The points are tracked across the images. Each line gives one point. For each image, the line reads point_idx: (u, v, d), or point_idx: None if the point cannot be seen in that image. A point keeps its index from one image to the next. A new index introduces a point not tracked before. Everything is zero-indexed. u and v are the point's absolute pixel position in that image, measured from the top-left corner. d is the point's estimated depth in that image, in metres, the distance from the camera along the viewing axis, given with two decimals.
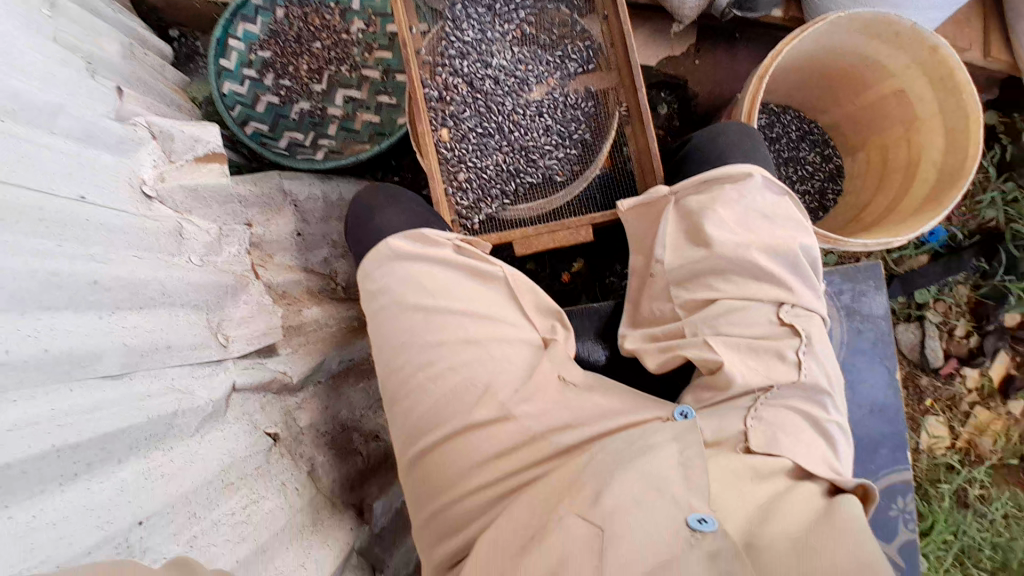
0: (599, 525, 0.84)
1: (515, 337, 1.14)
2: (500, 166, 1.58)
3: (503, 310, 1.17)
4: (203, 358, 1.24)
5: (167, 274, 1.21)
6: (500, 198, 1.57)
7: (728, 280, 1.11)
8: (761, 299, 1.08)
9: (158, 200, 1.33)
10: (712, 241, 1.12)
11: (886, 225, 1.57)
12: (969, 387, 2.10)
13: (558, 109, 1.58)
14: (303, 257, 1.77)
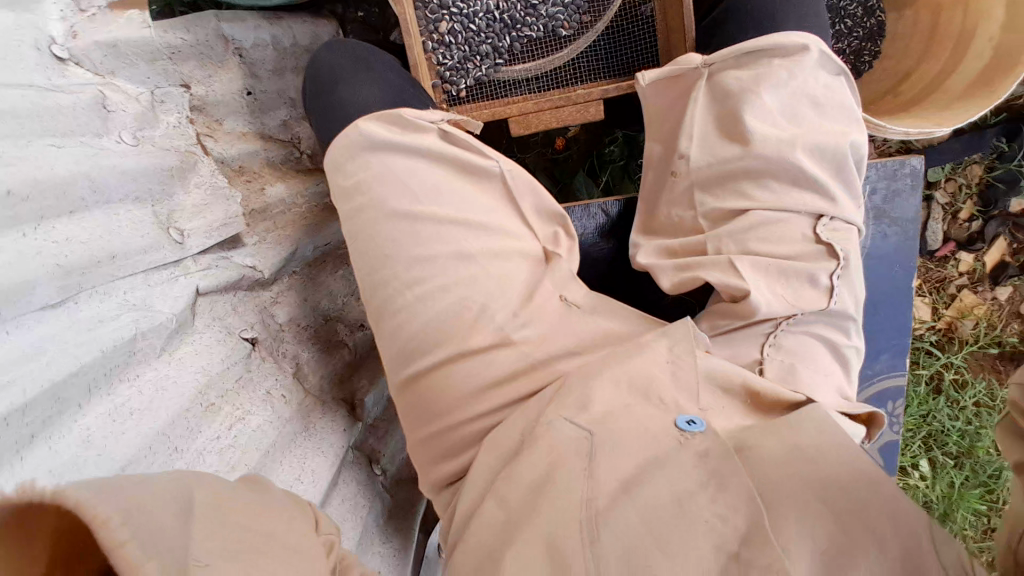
0: (588, 431, 0.81)
1: (514, 250, 1.02)
2: (492, 15, 1.29)
3: (501, 216, 1.04)
4: (160, 261, 1.10)
5: (92, 165, 1.00)
6: (493, 57, 1.30)
7: (765, 187, 0.97)
8: (797, 211, 0.96)
9: (70, 64, 1.11)
10: (751, 136, 0.96)
11: (922, 112, 1.45)
12: (960, 270, 2.18)
13: None
14: (257, 120, 1.51)
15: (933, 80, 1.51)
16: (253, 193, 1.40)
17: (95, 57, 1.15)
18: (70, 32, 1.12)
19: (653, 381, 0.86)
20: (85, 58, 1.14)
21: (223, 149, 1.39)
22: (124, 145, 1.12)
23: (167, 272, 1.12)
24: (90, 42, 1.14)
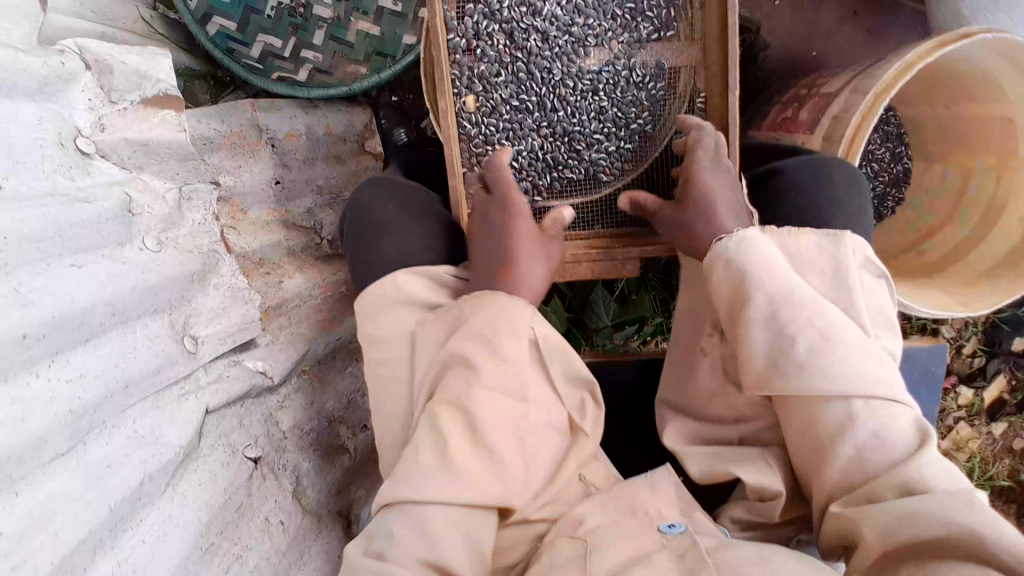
0: (584, 540, 0.88)
1: (544, 423, 0.99)
2: (532, 154, 1.26)
3: (533, 382, 1.00)
4: (171, 379, 1.06)
5: (115, 285, 0.97)
6: (530, 194, 1.27)
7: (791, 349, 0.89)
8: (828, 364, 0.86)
9: (96, 159, 1.05)
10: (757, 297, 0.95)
11: (943, 280, 1.43)
12: (959, 404, 2.19)
13: (620, 84, 1.24)
14: (282, 208, 1.48)
15: (960, 244, 1.48)
16: (270, 288, 1.37)
17: (122, 152, 1.09)
18: (99, 123, 1.07)
19: (638, 496, 0.95)
20: (112, 152, 1.08)
21: (246, 242, 1.36)
22: (145, 253, 1.08)
23: (179, 389, 1.08)
24: (120, 137, 1.08)
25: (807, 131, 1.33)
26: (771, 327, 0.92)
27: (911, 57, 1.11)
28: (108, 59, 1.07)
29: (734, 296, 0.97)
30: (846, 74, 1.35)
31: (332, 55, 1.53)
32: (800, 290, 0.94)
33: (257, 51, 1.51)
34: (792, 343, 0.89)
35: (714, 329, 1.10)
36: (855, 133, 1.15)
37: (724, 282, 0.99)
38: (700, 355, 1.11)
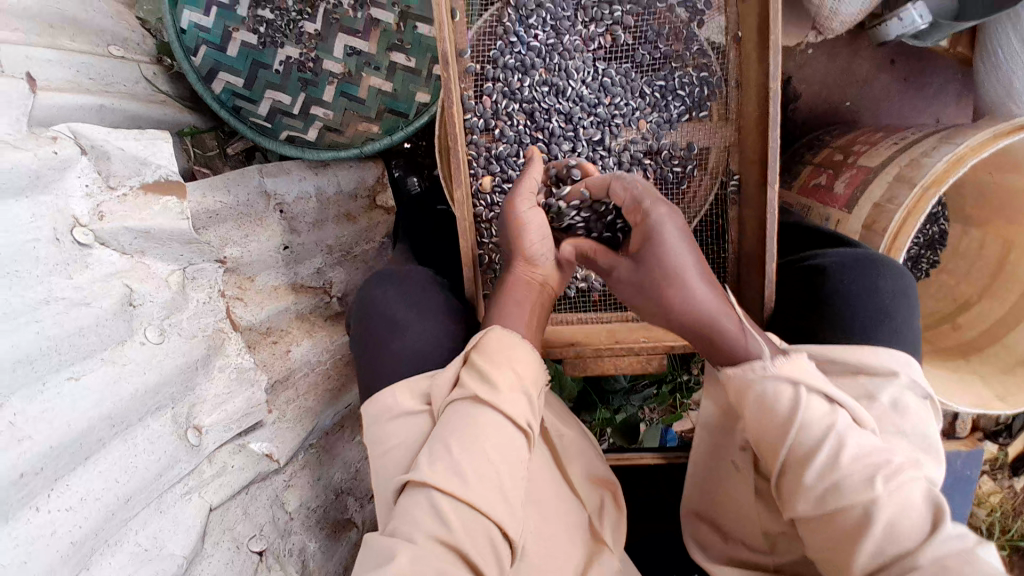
0: None
1: (556, 516, 0.94)
2: None
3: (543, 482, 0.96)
4: (173, 480, 1.05)
5: (117, 395, 0.94)
6: None
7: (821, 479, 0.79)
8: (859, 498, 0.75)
9: (95, 248, 1.00)
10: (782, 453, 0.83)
11: (975, 367, 1.36)
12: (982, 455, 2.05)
13: (649, 167, 1.12)
14: (290, 272, 1.43)
15: (995, 326, 1.39)
16: (277, 358, 1.33)
17: (124, 238, 1.04)
18: (97, 212, 1.01)
19: None
20: (112, 239, 1.03)
21: (253, 313, 1.31)
22: (148, 346, 1.04)
23: (182, 488, 1.07)
24: (120, 225, 1.02)
25: (841, 208, 1.26)
26: (797, 449, 0.82)
27: (960, 150, 1.06)
28: (105, 146, 1.03)
29: (759, 413, 0.86)
30: (890, 146, 1.26)
31: (343, 112, 1.47)
32: (819, 403, 0.83)
33: (264, 108, 1.45)
34: (808, 466, 0.80)
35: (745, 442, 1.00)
36: (897, 232, 1.10)
37: (759, 409, 0.86)
38: (738, 476, 1.01)
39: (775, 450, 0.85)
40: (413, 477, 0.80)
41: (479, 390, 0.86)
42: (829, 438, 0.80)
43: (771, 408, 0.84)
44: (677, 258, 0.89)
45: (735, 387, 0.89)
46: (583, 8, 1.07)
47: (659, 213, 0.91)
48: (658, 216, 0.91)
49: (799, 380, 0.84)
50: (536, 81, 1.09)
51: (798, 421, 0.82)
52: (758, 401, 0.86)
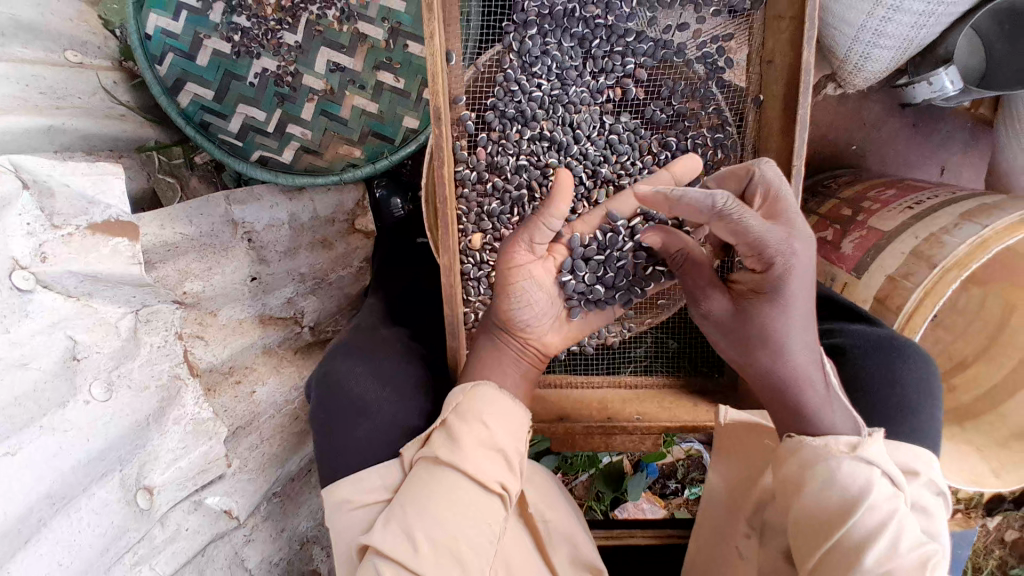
0: None
1: None
2: None
3: (526, 563, 0.89)
4: (121, 552, 0.96)
5: (60, 470, 0.84)
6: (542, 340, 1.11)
7: (822, 541, 0.74)
8: (855, 538, 0.72)
9: (39, 292, 0.86)
10: (824, 526, 0.75)
11: (968, 437, 1.29)
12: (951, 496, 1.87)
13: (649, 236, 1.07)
14: (259, 303, 1.32)
15: (990, 393, 1.30)
16: (240, 402, 1.22)
17: (70, 282, 0.90)
18: (39, 252, 0.87)
19: None
20: (57, 282, 0.88)
21: (214, 352, 1.18)
22: (93, 407, 0.90)
23: (130, 559, 0.98)
24: (66, 269, 0.89)
25: (848, 272, 1.20)
26: (845, 536, 0.72)
27: (984, 233, 1.00)
28: (48, 181, 0.89)
29: (816, 498, 0.76)
30: (901, 211, 1.19)
31: (322, 132, 1.35)
32: (880, 483, 0.74)
33: (235, 124, 1.33)
34: (860, 553, 0.70)
35: (750, 530, 0.95)
36: (911, 313, 1.05)
37: (813, 488, 0.77)
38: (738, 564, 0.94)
39: (819, 534, 0.75)
40: (366, 541, 0.80)
41: (441, 451, 0.82)
42: (882, 525, 0.71)
43: (827, 495, 0.75)
44: (798, 291, 0.81)
45: (796, 466, 0.80)
46: (592, 56, 1.01)
47: (786, 244, 0.79)
48: (785, 247, 0.79)
49: (858, 453, 0.77)
50: (536, 133, 1.03)
51: (857, 503, 0.73)
52: (820, 480, 0.77)
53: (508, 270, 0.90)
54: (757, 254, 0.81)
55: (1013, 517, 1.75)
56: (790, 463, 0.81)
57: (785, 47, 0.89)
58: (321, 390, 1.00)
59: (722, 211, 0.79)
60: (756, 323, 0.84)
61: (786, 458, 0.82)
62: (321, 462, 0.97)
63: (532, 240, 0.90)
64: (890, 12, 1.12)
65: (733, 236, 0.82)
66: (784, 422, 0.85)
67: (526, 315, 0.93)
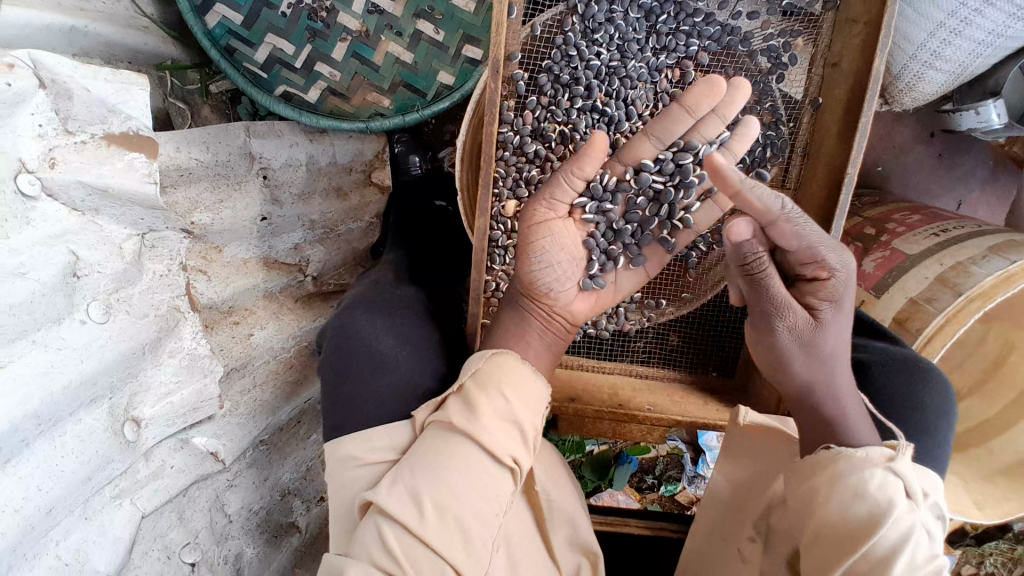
0: None
1: None
2: None
3: (525, 541, 0.88)
4: (103, 482, 0.91)
5: (56, 390, 0.79)
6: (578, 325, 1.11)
7: (838, 534, 0.74)
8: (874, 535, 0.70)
9: (41, 200, 0.80)
10: (845, 521, 0.74)
11: (956, 470, 1.30)
12: None
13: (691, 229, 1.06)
14: (265, 245, 1.26)
15: (982, 428, 1.33)
16: (236, 342, 1.17)
17: (75, 194, 0.84)
18: (47, 157, 0.81)
19: None
20: (63, 193, 0.82)
21: (216, 290, 1.13)
22: (89, 327, 0.85)
23: (111, 490, 0.95)
24: (72, 178, 0.83)
25: (868, 290, 1.21)
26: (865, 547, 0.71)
27: (1012, 268, 1.00)
28: (69, 83, 0.83)
29: (840, 503, 0.75)
30: (928, 236, 1.19)
31: (352, 76, 1.30)
32: (902, 497, 0.73)
33: (262, 54, 1.26)
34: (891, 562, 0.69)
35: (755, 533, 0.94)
36: (930, 337, 1.05)
37: (837, 500, 0.76)
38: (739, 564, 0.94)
39: (844, 538, 0.73)
40: (370, 497, 0.77)
41: (456, 417, 0.80)
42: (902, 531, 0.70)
43: (854, 510, 0.73)
44: (851, 302, 0.80)
45: (827, 484, 0.78)
46: (656, 31, 0.98)
47: (841, 256, 0.78)
48: (840, 257, 0.78)
49: (891, 467, 0.76)
50: (588, 104, 0.99)
51: (882, 518, 0.71)
52: (849, 494, 0.75)
53: (530, 227, 0.89)
54: (816, 262, 0.78)
55: (971, 552, 1.80)
56: (822, 476, 0.79)
57: (856, 51, 0.87)
58: (336, 338, 0.96)
59: (789, 216, 0.75)
60: (815, 343, 0.80)
61: (818, 469, 0.80)
62: (328, 419, 0.93)
63: (553, 197, 0.90)
64: (951, 35, 1.11)
65: (791, 243, 0.76)
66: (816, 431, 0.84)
67: (549, 277, 0.91)
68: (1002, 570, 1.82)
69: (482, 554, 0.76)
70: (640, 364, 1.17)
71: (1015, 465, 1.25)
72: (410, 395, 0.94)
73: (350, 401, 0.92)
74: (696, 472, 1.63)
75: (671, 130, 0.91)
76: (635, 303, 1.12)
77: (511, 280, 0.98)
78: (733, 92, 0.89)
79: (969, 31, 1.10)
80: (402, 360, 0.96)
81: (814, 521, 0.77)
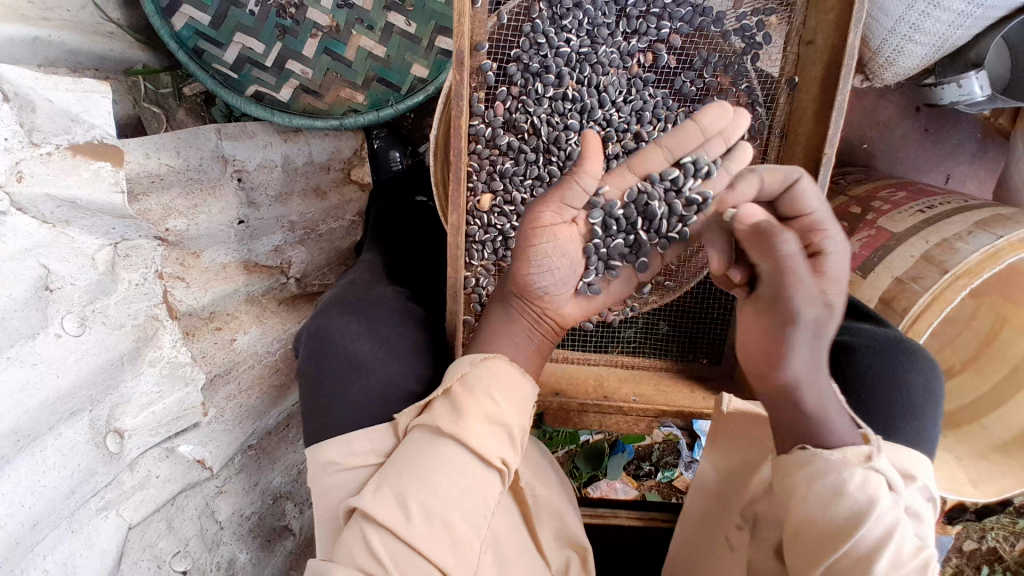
0: None
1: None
2: None
3: (514, 538, 0.88)
4: (88, 494, 0.91)
5: (34, 406, 0.78)
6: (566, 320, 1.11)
7: (812, 531, 0.74)
8: (849, 533, 0.71)
9: (11, 215, 0.79)
10: (818, 516, 0.74)
11: (950, 446, 1.30)
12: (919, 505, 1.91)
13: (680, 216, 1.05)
14: (244, 248, 1.25)
15: (975, 403, 1.32)
16: (219, 348, 1.16)
17: (46, 207, 0.83)
18: (15, 171, 0.80)
19: None
20: (32, 206, 0.82)
21: (195, 297, 1.12)
22: (65, 341, 0.84)
23: (97, 503, 0.94)
24: (40, 191, 0.81)
25: (854, 270, 1.20)
26: (851, 547, 0.71)
27: (998, 243, 0.99)
28: (31, 95, 0.82)
29: (819, 500, 0.74)
30: (913, 213, 1.17)
31: (323, 72, 1.28)
32: (885, 494, 0.72)
33: (231, 55, 1.24)
34: (874, 559, 0.70)
35: (743, 521, 0.93)
36: (916, 316, 1.04)
37: (815, 500, 0.74)
38: (728, 554, 0.93)
39: (826, 537, 0.73)
40: (353, 503, 0.77)
41: (443, 421, 0.79)
42: (881, 527, 0.71)
43: (833, 505, 0.73)
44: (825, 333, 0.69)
45: (803, 482, 0.76)
46: (626, 15, 0.96)
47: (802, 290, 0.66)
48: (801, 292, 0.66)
49: (871, 466, 0.74)
50: (560, 92, 0.97)
51: (866, 517, 0.71)
52: (826, 493, 0.74)
53: (533, 230, 0.87)
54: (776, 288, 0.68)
55: (971, 526, 1.81)
56: (797, 475, 0.77)
57: (831, 27, 0.85)
58: (310, 343, 0.94)
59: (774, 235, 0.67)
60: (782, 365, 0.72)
61: (792, 469, 0.78)
62: (309, 425, 0.93)
63: (564, 201, 0.87)
64: (929, 7, 1.09)
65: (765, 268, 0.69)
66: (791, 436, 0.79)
67: (547, 281, 0.89)
68: (1004, 544, 1.83)
69: (470, 555, 0.75)
70: (630, 355, 1.17)
71: (1008, 438, 1.25)
72: (390, 399, 0.93)
73: (328, 407, 0.91)
74: (692, 457, 1.64)
75: (683, 144, 0.89)
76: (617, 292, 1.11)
77: (502, 284, 0.95)
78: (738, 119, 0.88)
79: (947, 2, 1.08)
80: (380, 363, 0.95)
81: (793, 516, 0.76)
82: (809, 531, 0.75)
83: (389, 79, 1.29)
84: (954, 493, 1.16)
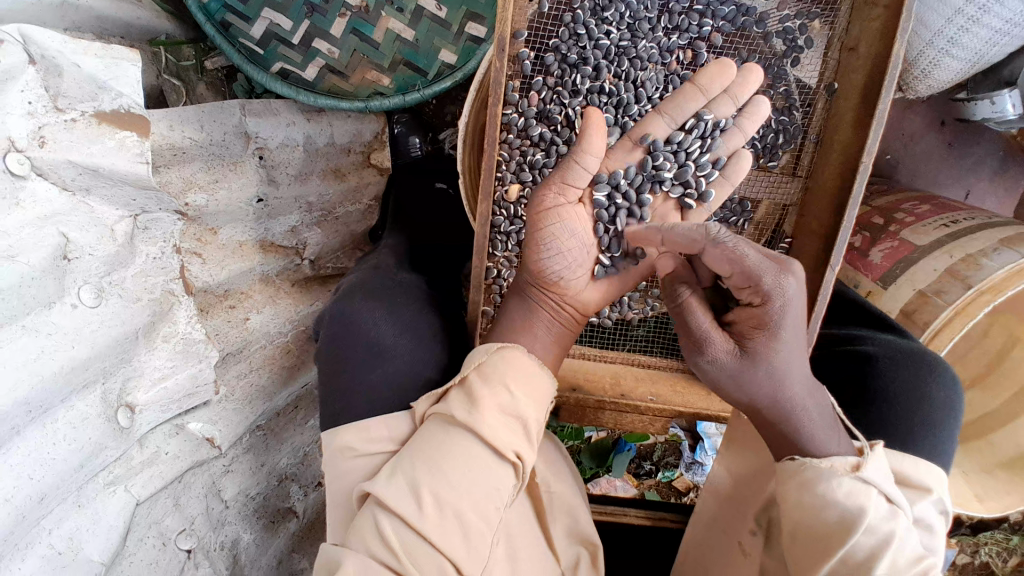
0: None
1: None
2: None
3: (527, 535, 0.87)
4: (98, 468, 0.90)
5: (50, 376, 0.78)
6: None
7: (809, 538, 0.74)
8: (842, 542, 0.70)
9: (31, 180, 0.77)
10: (813, 522, 0.73)
11: (958, 462, 1.30)
12: None
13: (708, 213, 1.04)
14: (261, 226, 1.23)
15: (983, 421, 1.33)
16: (233, 326, 1.15)
17: (65, 173, 0.81)
18: (37, 134, 0.78)
19: None
20: (53, 171, 0.80)
21: (211, 273, 1.10)
22: (81, 311, 0.83)
23: (106, 477, 0.93)
24: (62, 158, 0.79)
25: (874, 281, 1.19)
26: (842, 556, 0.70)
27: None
28: (59, 59, 0.80)
29: (810, 506, 0.74)
30: (938, 227, 1.16)
31: (350, 53, 1.26)
32: (877, 502, 0.71)
33: (258, 29, 1.22)
34: (866, 568, 0.68)
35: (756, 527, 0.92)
36: (938, 330, 1.04)
37: (807, 506, 0.74)
38: (740, 559, 0.93)
39: (819, 544, 0.72)
40: (368, 488, 0.76)
41: (457, 409, 0.78)
42: (877, 537, 0.69)
43: (825, 514, 0.72)
44: (794, 326, 0.75)
45: (795, 491, 0.76)
46: (668, 10, 0.94)
47: (781, 278, 0.72)
48: (772, 283, 0.71)
49: (859, 474, 0.73)
50: (597, 86, 0.96)
51: (856, 525, 0.70)
52: (818, 500, 0.73)
53: (538, 214, 0.87)
54: (752, 286, 0.73)
55: (965, 541, 1.82)
56: (790, 484, 0.77)
57: (875, 35, 0.84)
58: (332, 325, 0.95)
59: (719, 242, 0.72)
60: (768, 367, 0.76)
61: (786, 478, 0.78)
62: (325, 408, 0.92)
63: (565, 182, 0.87)
64: (968, 21, 1.08)
65: (726, 267, 0.74)
66: (780, 447, 0.82)
67: (558, 266, 0.89)
68: (996, 560, 1.83)
69: (481, 548, 0.74)
70: (642, 354, 1.15)
71: (1015, 457, 1.25)
72: (407, 385, 0.92)
73: (345, 389, 0.91)
74: (694, 459, 1.64)
75: (684, 108, 0.90)
76: (639, 293, 1.11)
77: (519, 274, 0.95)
78: (746, 75, 0.89)
79: (988, 16, 1.07)
80: (401, 350, 0.95)
81: (788, 522, 0.76)
82: (802, 536, 0.74)
83: (415, 63, 1.28)
84: (962, 510, 1.15)
